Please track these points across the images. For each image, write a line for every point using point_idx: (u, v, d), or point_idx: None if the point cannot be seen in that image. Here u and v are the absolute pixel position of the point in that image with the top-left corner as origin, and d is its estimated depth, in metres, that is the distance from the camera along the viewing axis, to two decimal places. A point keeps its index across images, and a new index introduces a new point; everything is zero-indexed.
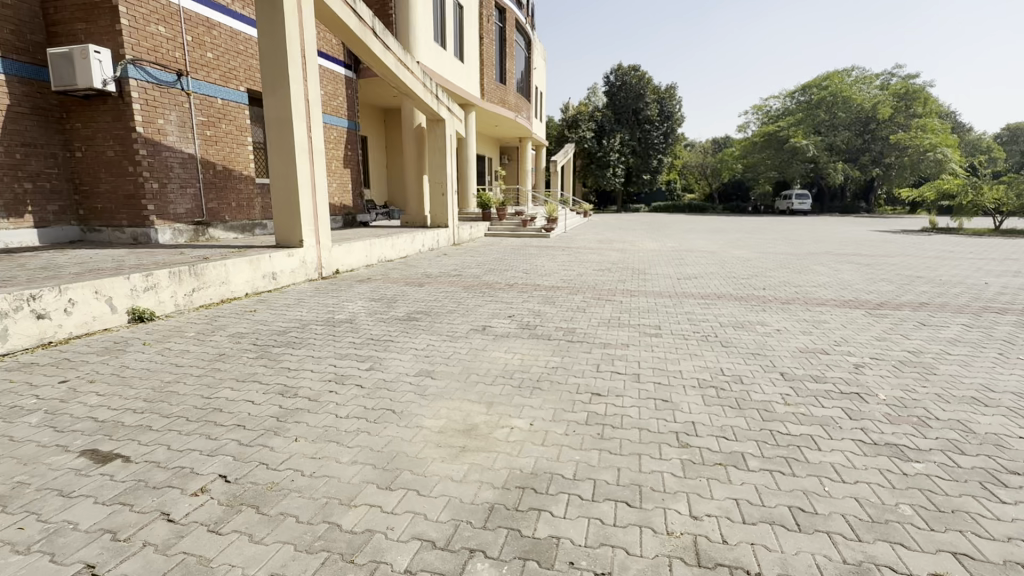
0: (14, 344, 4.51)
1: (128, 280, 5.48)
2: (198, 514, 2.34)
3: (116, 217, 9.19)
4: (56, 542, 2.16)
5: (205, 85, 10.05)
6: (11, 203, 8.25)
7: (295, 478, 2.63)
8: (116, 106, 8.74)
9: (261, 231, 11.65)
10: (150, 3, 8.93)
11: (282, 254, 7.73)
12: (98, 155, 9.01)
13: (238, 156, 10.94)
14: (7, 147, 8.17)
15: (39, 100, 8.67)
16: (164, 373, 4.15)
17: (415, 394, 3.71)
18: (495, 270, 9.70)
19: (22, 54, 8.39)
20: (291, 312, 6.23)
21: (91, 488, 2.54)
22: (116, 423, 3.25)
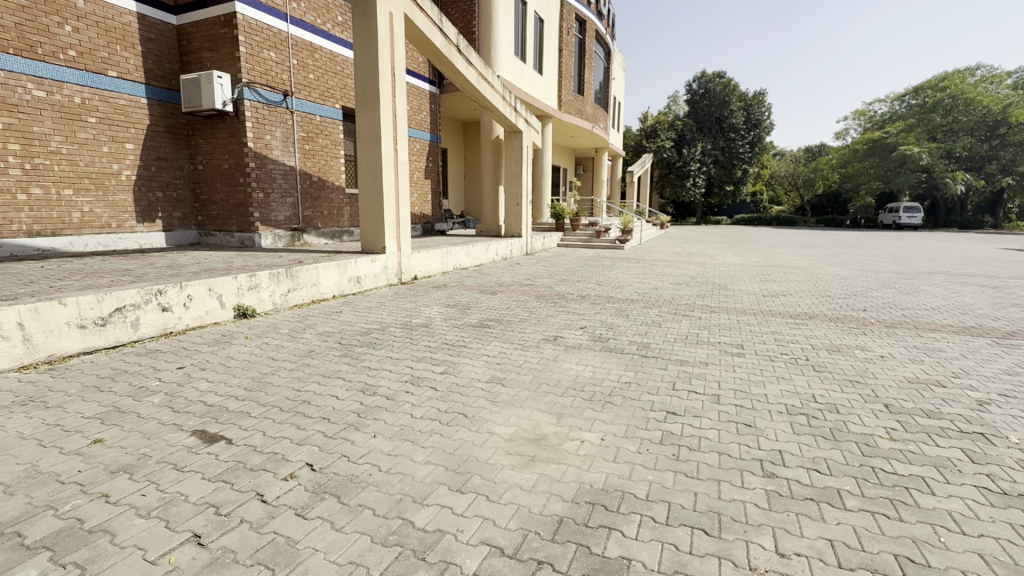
0: (143, 332, 5.18)
1: (235, 280, 6.09)
2: (287, 498, 2.52)
3: (228, 223, 10.26)
4: (170, 510, 2.42)
5: (306, 103, 11.00)
6: (146, 209, 9.61)
7: (373, 473, 2.76)
8: (232, 124, 9.78)
9: (348, 238, 12.45)
10: (264, 32, 9.93)
11: (367, 259, 8.21)
12: (215, 168, 10.14)
13: (331, 168, 11.82)
14: (144, 161, 9.52)
15: (171, 119, 9.96)
16: (261, 365, 4.55)
17: (487, 400, 3.76)
18: (568, 281, 9.64)
19: (161, 81, 9.74)
20: (373, 314, 6.60)
21: (200, 465, 2.83)
22: (222, 408, 3.61)
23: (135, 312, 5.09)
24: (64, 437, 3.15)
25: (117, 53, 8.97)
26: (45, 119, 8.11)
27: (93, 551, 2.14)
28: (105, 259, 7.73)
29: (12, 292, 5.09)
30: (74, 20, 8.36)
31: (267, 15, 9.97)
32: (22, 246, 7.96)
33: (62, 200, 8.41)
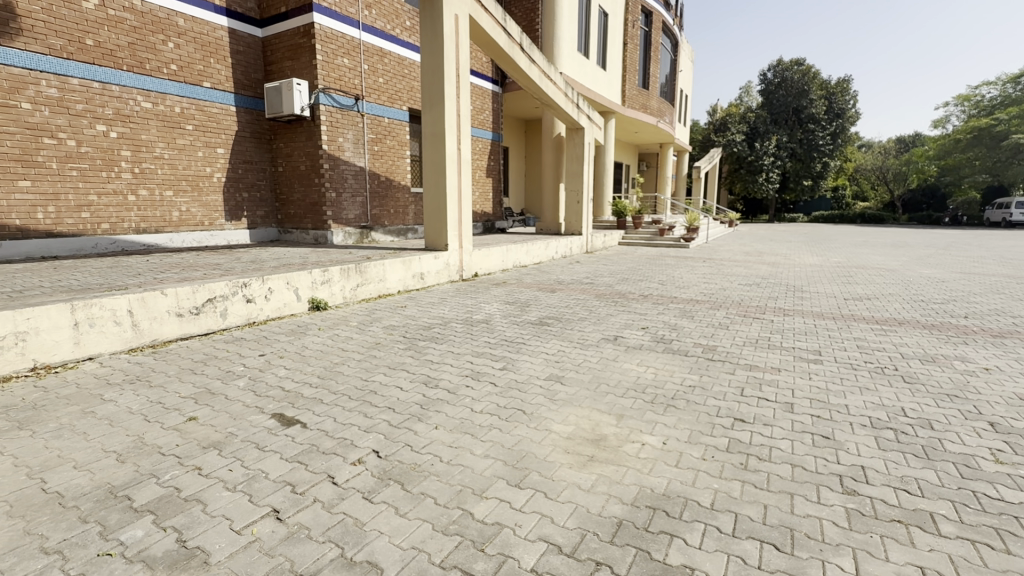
0: (230, 322, 5.65)
1: (310, 274, 6.49)
2: (356, 481, 2.66)
3: (304, 221, 10.95)
4: (253, 485, 2.63)
5: (376, 106, 11.49)
6: (234, 209, 10.51)
7: (434, 463, 2.85)
8: (309, 128, 10.40)
9: (413, 235, 12.86)
10: (338, 40, 10.47)
11: (430, 256, 8.45)
12: (294, 169, 10.84)
13: (398, 168, 12.27)
14: (233, 165, 10.39)
15: (256, 125, 10.75)
16: (333, 355, 4.83)
17: (546, 397, 3.77)
18: (629, 280, 9.44)
19: (247, 90, 10.55)
20: (435, 309, 6.79)
21: (278, 445, 3.05)
22: (297, 394, 3.87)
23: (224, 302, 5.56)
24: (165, 414, 3.51)
25: (211, 65, 9.82)
26: (151, 128, 9.03)
27: (189, 517, 2.37)
28: (199, 254, 8.52)
29: (124, 283, 5.73)
30: (175, 37, 9.25)
31: (341, 23, 10.49)
32: (131, 242, 8.95)
33: (164, 200, 9.36)
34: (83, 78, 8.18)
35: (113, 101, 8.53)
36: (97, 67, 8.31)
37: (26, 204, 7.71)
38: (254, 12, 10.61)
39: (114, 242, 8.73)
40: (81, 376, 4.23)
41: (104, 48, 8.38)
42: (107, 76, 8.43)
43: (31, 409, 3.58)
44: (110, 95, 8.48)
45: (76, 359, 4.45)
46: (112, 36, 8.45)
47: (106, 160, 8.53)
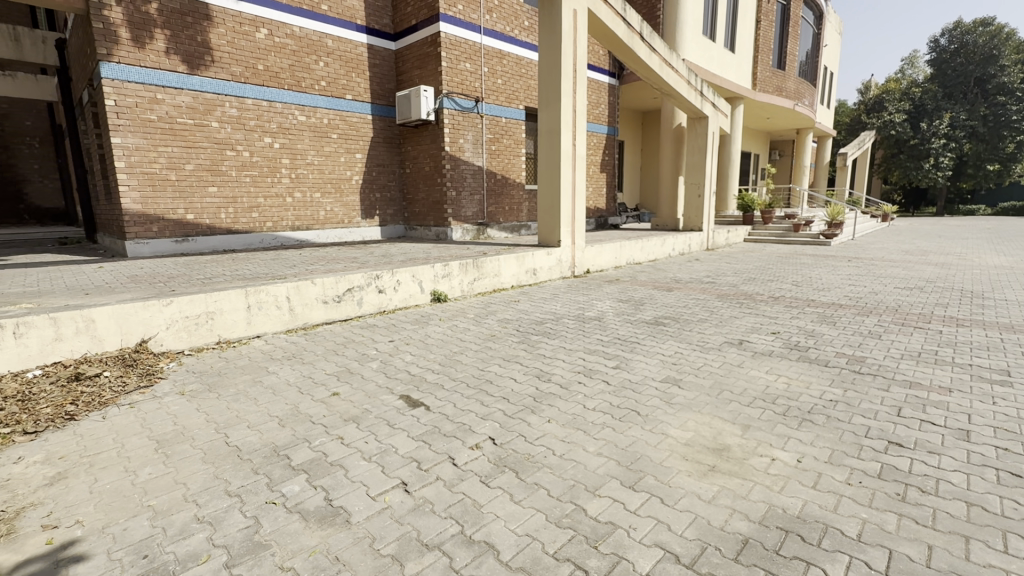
0: (365, 309, 6.27)
1: (433, 268, 6.96)
2: (474, 465, 2.81)
3: (427, 218, 11.73)
4: (385, 458, 2.91)
5: (494, 107, 11.91)
6: (368, 208, 11.63)
7: (547, 455, 2.90)
8: (434, 131, 11.10)
9: (526, 231, 13.11)
10: (461, 46, 11.00)
11: (543, 252, 8.56)
12: (420, 170, 11.67)
13: (514, 166, 12.59)
14: (368, 168, 11.51)
15: (388, 131, 11.77)
16: (452, 344, 5.13)
17: (661, 400, 3.62)
18: (757, 280, 8.65)
19: (382, 99, 11.59)
20: (548, 305, 6.87)
21: (406, 424, 3.33)
22: (421, 378, 4.20)
23: (360, 292, 6.19)
24: (314, 388, 4.04)
25: (352, 80, 10.97)
26: (305, 138, 10.35)
27: (334, 479, 2.70)
28: (340, 249, 9.60)
29: (283, 273, 6.66)
30: (325, 56, 10.47)
31: (465, 30, 11.01)
32: (288, 238, 10.36)
33: (313, 201, 10.68)
34: (256, 98, 9.62)
35: (277, 116, 9.92)
36: (265, 88, 9.72)
37: (213, 206, 9.33)
38: (389, 27, 11.57)
39: (276, 238, 10.17)
40: (252, 350, 5.03)
41: (271, 71, 9.76)
42: (273, 95, 9.82)
43: (217, 375, 4.36)
44: (274, 111, 9.87)
45: (248, 336, 5.30)
46: (277, 60, 9.82)
47: (270, 167, 9.96)
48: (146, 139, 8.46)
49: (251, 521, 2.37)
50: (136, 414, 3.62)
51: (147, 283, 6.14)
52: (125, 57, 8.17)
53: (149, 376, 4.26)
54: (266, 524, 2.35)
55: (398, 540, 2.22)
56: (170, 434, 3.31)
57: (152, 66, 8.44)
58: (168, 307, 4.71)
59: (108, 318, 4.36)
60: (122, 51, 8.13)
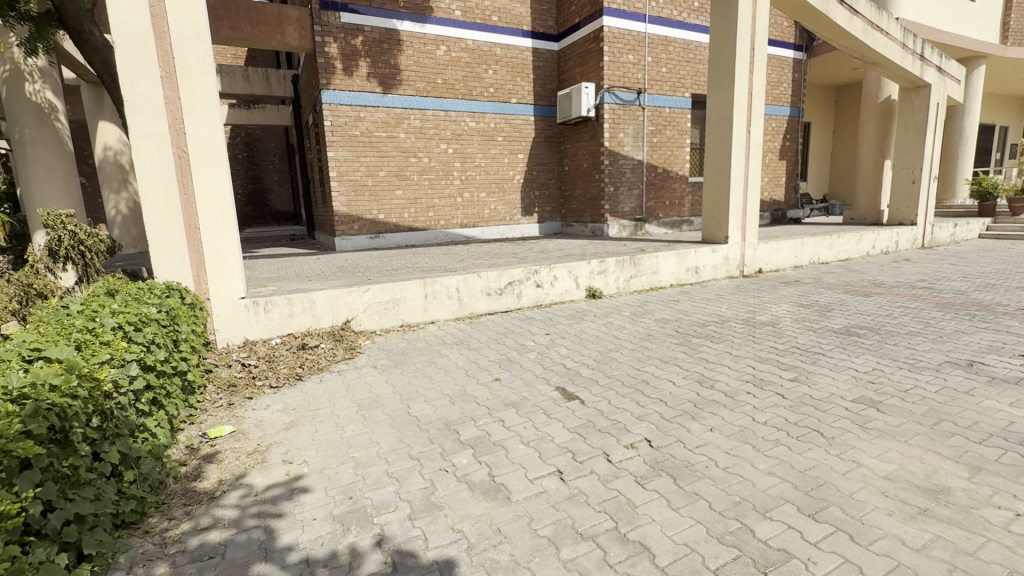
0: (523, 302, 6.61)
1: (589, 264, 7.02)
2: (629, 464, 2.79)
3: (584, 215, 11.80)
4: (541, 445, 3.05)
5: (657, 97, 11.41)
6: (528, 206, 12.17)
7: (709, 466, 2.72)
8: (593, 128, 11.08)
9: (688, 227, 12.32)
10: (625, 38, 10.75)
11: (707, 250, 7.97)
12: (578, 167, 11.78)
13: (676, 158, 11.93)
14: (529, 167, 12.03)
15: (549, 131, 12.13)
16: (607, 341, 5.11)
17: (853, 423, 3.12)
18: (998, 287, 6.82)
19: (544, 100, 11.98)
20: (712, 306, 6.39)
21: (561, 415, 3.45)
22: (577, 372, 4.28)
23: (520, 286, 6.54)
24: (479, 372, 4.41)
25: (518, 84, 11.56)
26: (474, 142, 11.26)
27: (496, 458, 2.93)
28: (502, 244, 10.23)
29: (454, 266, 7.37)
30: (494, 64, 11.22)
31: (629, 21, 10.73)
32: (458, 235, 11.39)
33: (479, 200, 11.57)
34: (435, 109, 10.76)
35: (451, 124, 10.96)
36: (443, 99, 10.80)
37: (399, 207, 10.73)
38: (553, 29, 11.86)
39: (447, 235, 11.27)
40: (428, 334, 5.70)
41: (448, 83, 10.81)
42: (449, 105, 10.86)
43: (401, 354, 5.04)
44: (449, 120, 10.93)
45: (424, 321, 6.00)
46: (453, 73, 10.82)
47: (445, 170, 11.07)
48: (352, 151, 10.09)
49: (429, 483, 2.72)
50: (343, 380, 4.40)
51: (350, 272, 7.35)
52: (338, 84, 9.84)
53: (351, 350, 5.13)
54: (440, 488, 2.66)
55: (554, 524, 2.32)
56: (367, 400, 3.95)
57: (358, 89, 10.02)
58: (366, 293, 5.59)
59: (323, 300, 5.37)
60: (337, 79, 9.81)
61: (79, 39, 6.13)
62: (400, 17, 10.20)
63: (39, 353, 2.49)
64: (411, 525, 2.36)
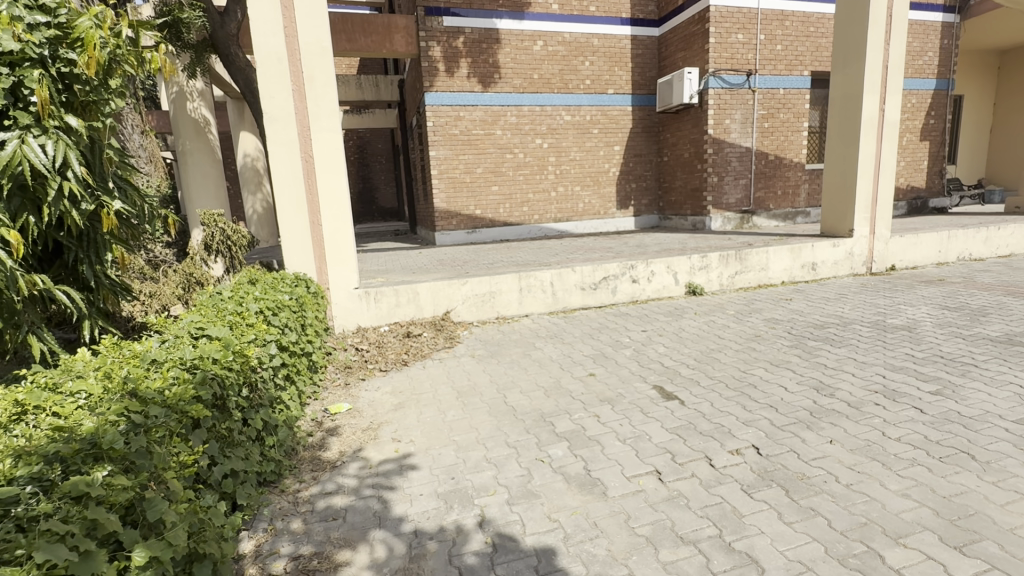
0: (618, 298, 6.48)
1: (689, 259, 6.69)
2: (735, 471, 2.64)
3: (684, 207, 11.24)
4: (638, 444, 2.99)
5: (771, 78, 10.47)
6: (623, 199, 11.87)
7: (829, 481, 2.49)
8: (696, 115, 10.49)
9: (803, 219, 11.23)
10: (734, 16, 9.96)
11: (827, 244, 7.21)
12: (679, 157, 11.23)
13: (792, 144, 10.87)
14: (626, 159, 11.72)
15: (647, 120, 11.70)
16: (708, 341, 4.85)
17: (1015, 447, 2.67)
18: None
19: (643, 88, 11.57)
20: (832, 306, 5.78)
21: (659, 414, 3.35)
22: (676, 371, 4.12)
23: (615, 281, 6.42)
24: (574, 366, 4.43)
25: (615, 73, 11.28)
26: (569, 136, 11.22)
27: (592, 453, 2.93)
28: (596, 238, 10.08)
29: (548, 260, 7.42)
30: (591, 55, 11.04)
31: None
32: (551, 229, 11.43)
33: (573, 194, 11.51)
34: (531, 105, 10.87)
35: (546, 119, 11.01)
36: (539, 94, 10.87)
37: (494, 202, 11.02)
38: (654, 13, 11.37)
39: (541, 229, 11.35)
40: (523, 326, 5.82)
41: (544, 78, 10.86)
42: (545, 100, 10.91)
43: (498, 345, 5.20)
44: (545, 114, 10.97)
45: (519, 314, 6.13)
46: (550, 67, 10.84)
47: (540, 165, 11.16)
48: (451, 150, 10.55)
49: (525, 471, 2.80)
50: (444, 368, 4.65)
51: (450, 265, 7.72)
52: (440, 85, 10.32)
53: (450, 339, 5.40)
54: (536, 477, 2.73)
55: (652, 524, 2.27)
56: (467, 387, 4.15)
57: (458, 89, 10.42)
58: (465, 286, 5.84)
59: (426, 292, 5.71)
60: (439, 81, 10.29)
61: (226, 60, 7.06)
62: (499, 16, 10.42)
63: (203, 332, 2.95)
64: (509, 510, 2.45)
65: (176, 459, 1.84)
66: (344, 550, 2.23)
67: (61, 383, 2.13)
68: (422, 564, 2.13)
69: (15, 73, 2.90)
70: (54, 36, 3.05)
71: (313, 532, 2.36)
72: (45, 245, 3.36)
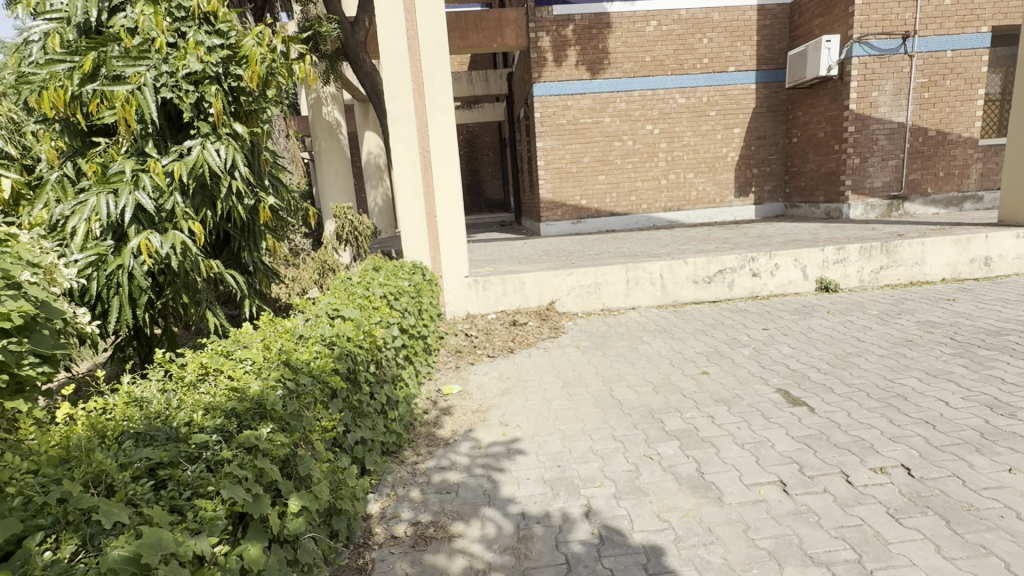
0: (736, 293, 6.02)
1: (822, 252, 5.99)
2: (878, 491, 2.34)
3: (815, 193, 10.06)
4: (760, 450, 2.77)
5: (935, 40, 8.88)
6: (743, 185, 10.97)
7: (1006, 517, 2.10)
8: (834, 89, 9.29)
9: (972, 205, 9.46)
10: None
11: (1007, 235, 5.98)
12: (811, 137, 10.06)
13: (960, 116, 9.13)
14: (747, 142, 10.81)
15: (773, 98, 10.65)
16: (844, 343, 4.31)
17: None
18: None
19: (769, 63, 10.54)
20: (1012, 310, 4.81)
21: (785, 421, 3.06)
22: (804, 375, 3.73)
23: (732, 274, 5.97)
24: (685, 362, 4.22)
25: (737, 49, 10.41)
26: (683, 120, 10.60)
27: (706, 455, 2.78)
28: (711, 229, 9.45)
29: (658, 251, 7.12)
30: (710, 31, 10.29)
31: None
32: (660, 219, 10.93)
33: (686, 181, 10.88)
34: (642, 89, 10.45)
35: (658, 103, 10.51)
36: (651, 78, 10.41)
37: (601, 191, 10.81)
38: None
39: (649, 219, 10.91)
40: (629, 319, 5.67)
41: (657, 60, 10.35)
42: (657, 83, 10.42)
43: (603, 337, 5.13)
44: (657, 98, 10.48)
45: (625, 307, 5.97)
46: (663, 48, 10.30)
47: (650, 152, 10.71)
48: (558, 140, 10.52)
49: (633, 467, 2.74)
50: (549, 357, 4.71)
51: (555, 256, 7.74)
52: (549, 75, 10.31)
53: (555, 329, 5.44)
54: (645, 474, 2.66)
55: (776, 538, 2.10)
56: (572, 377, 4.16)
57: (566, 78, 10.33)
58: (570, 276, 5.83)
59: (532, 282, 5.80)
60: (547, 71, 10.29)
61: (356, 66, 7.72)
62: None
63: (338, 312, 3.30)
64: (617, 504, 2.42)
65: (319, 424, 2.09)
66: (458, 522, 2.37)
67: (232, 351, 2.51)
68: (529, 545, 2.19)
69: (199, 90, 3.45)
70: (227, 56, 3.56)
71: (429, 502, 2.54)
72: (218, 235, 3.97)
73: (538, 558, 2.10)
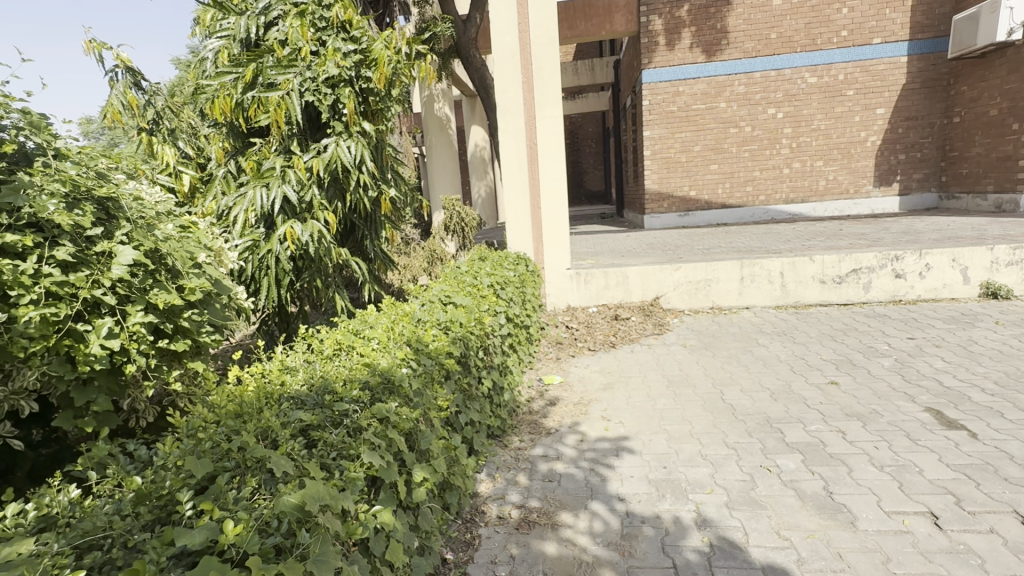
0: (873, 296, 5.33)
1: (991, 252, 5.08)
2: None
3: (983, 182, 8.49)
4: (904, 475, 2.44)
5: None
6: (885, 173, 9.64)
7: None
8: (1015, 56, 7.65)
9: None
10: None
11: None
12: (979, 116, 8.49)
13: None
14: (893, 124, 9.47)
15: (930, 72, 9.21)
16: (1020, 361, 3.62)
17: None
18: None
19: (927, 31, 9.15)
20: None
21: (937, 445, 2.66)
22: (963, 395, 3.20)
23: (870, 274, 5.29)
24: (809, 370, 3.84)
25: (885, 17, 9.14)
26: (813, 102, 9.57)
27: (834, 473, 2.51)
28: (841, 223, 8.44)
29: (778, 247, 6.52)
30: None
31: None
32: (780, 212, 9.99)
33: (813, 170, 9.82)
34: (764, 70, 9.58)
35: (784, 84, 9.57)
36: (775, 57, 9.51)
37: (713, 181, 10.14)
38: None
39: (767, 211, 10.01)
40: (742, 319, 5.28)
41: (784, 36, 9.42)
42: (782, 62, 9.50)
43: (713, 337, 4.83)
44: (782, 79, 9.55)
45: (738, 306, 5.56)
46: (793, 23, 9.33)
47: (771, 139, 9.81)
48: (667, 128, 10.05)
49: (749, 477, 2.56)
50: (653, 354, 4.56)
51: (661, 250, 7.44)
52: (659, 60, 9.83)
53: (659, 326, 5.25)
54: (762, 486, 2.48)
55: None
56: (678, 377, 3.98)
57: (679, 62, 9.79)
58: (677, 271, 5.56)
59: (636, 276, 5.63)
60: (658, 56, 9.82)
61: (467, 62, 8.00)
62: None
63: (450, 299, 3.47)
64: (729, 514, 2.29)
65: (436, 403, 2.23)
66: (563, 511, 2.41)
67: (361, 329, 2.76)
68: (634, 544, 2.15)
69: (335, 92, 3.81)
70: (359, 60, 3.87)
71: (534, 488, 2.61)
72: (346, 225, 4.39)
73: (643, 558, 2.06)
